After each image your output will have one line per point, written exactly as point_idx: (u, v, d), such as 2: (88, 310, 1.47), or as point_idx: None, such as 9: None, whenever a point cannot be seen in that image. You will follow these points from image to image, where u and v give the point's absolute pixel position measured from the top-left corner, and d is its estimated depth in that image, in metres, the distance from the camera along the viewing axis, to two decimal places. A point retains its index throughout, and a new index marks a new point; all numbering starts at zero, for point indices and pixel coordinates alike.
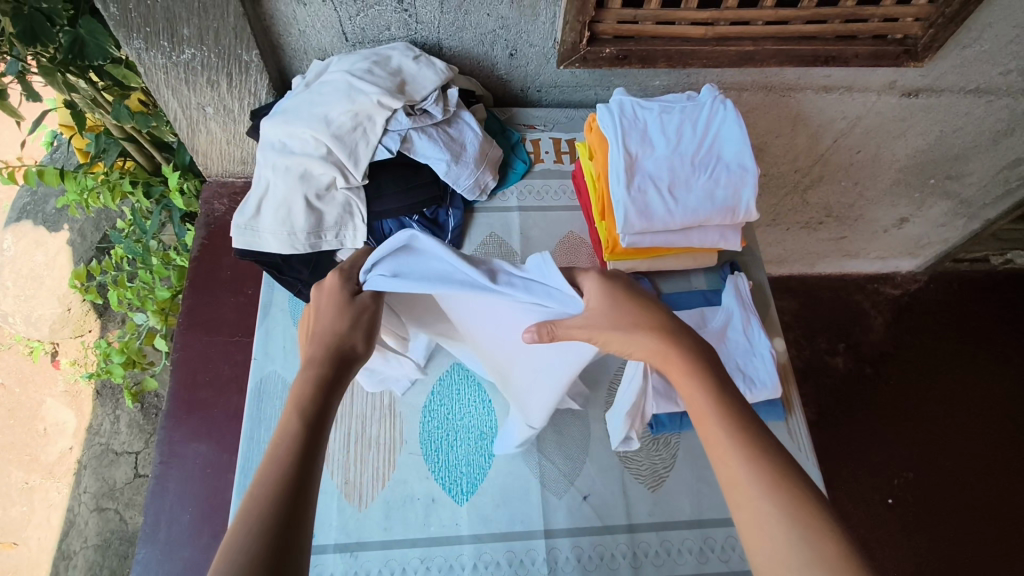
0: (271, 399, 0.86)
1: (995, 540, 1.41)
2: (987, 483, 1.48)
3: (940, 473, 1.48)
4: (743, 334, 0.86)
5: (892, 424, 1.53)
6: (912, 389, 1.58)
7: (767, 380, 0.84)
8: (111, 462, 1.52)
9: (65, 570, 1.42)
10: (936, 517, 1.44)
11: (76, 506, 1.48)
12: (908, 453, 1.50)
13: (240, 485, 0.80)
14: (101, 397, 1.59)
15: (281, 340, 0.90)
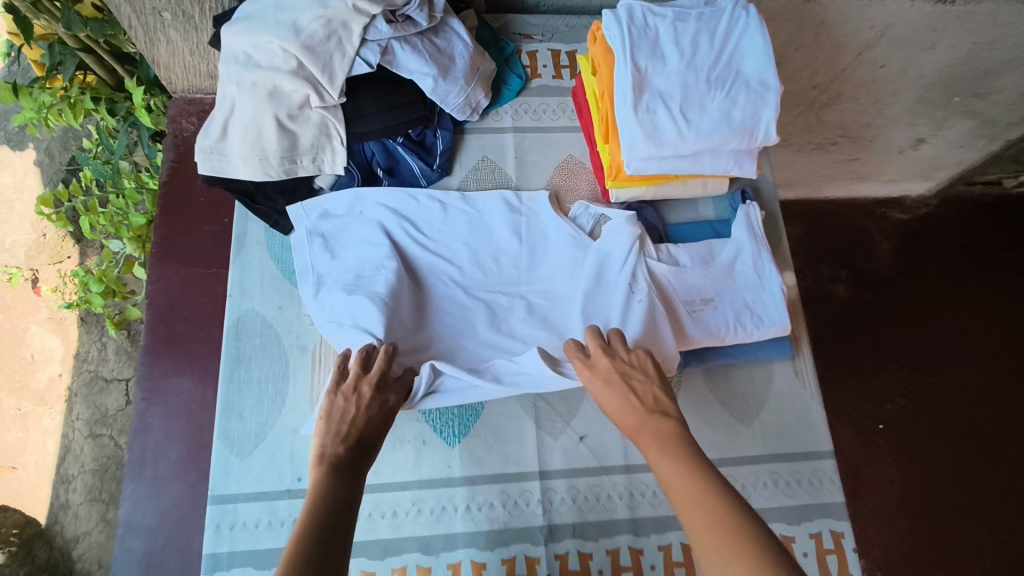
0: (250, 338, 0.80)
1: (985, 465, 1.42)
2: (982, 411, 1.47)
3: (936, 401, 1.48)
4: (752, 267, 0.81)
5: (891, 353, 1.52)
6: (914, 317, 1.55)
7: (776, 318, 0.79)
8: (102, 390, 1.47)
9: (65, 493, 1.40)
10: (929, 444, 1.44)
11: (71, 433, 1.44)
12: (905, 382, 1.49)
13: (221, 427, 0.76)
14: (87, 324, 1.51)
15: (258, 274, 0.84)
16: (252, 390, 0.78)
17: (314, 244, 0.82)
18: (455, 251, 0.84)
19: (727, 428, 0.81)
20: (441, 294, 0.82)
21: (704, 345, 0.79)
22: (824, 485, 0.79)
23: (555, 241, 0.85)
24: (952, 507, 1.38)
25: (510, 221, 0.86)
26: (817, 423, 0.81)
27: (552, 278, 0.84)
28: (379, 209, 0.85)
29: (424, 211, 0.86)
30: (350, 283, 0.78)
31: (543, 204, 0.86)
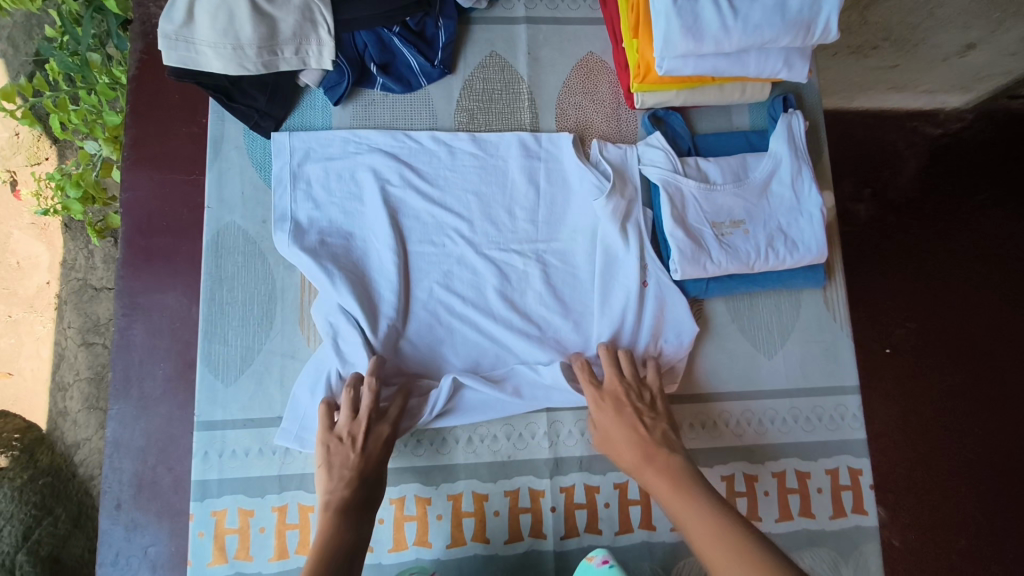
0: (231, 254, 0.73)
1: (992, 402, 1.34)
2: (999, 346, 1.36)
3: (957, 326, 1.38)
4: (789, 186, 0.73)
5: (911, 274, 1.40)
6: (942, 236, 1.42)
7: (812, 244, 0.71)
8: (93, 298, 1.23)
9: (63, 400, 1.20)
10: (939, 372, 1.35)
11: (63, 340, 1.21)
12: (921, 304, 1.39)
13: (204, 351, 0.71)
14: (71, 232, 1.24)
15: (239, 184, 0.75)
16: (236, 313, 0.72)
17: (297, 194, 0.73)
18: (461, 201, 0.75)
19: (747, 361, 0.75)
20: (444, 251, 0.74)
21: (729, 272, 0.72)
22: (846, 421, 0.75)
23: (567, 197, 0.77)
24: (957, 436, 1.32)
25: (526, 168, 0.77)
26: (844, 356, 0.76)
27: (572, 234, 0.76)
28: (373, 154, 0.75)
29: (426, 154, 0.76)
30: (340, 256, 0.71)
31: (565, 146, 0.77)
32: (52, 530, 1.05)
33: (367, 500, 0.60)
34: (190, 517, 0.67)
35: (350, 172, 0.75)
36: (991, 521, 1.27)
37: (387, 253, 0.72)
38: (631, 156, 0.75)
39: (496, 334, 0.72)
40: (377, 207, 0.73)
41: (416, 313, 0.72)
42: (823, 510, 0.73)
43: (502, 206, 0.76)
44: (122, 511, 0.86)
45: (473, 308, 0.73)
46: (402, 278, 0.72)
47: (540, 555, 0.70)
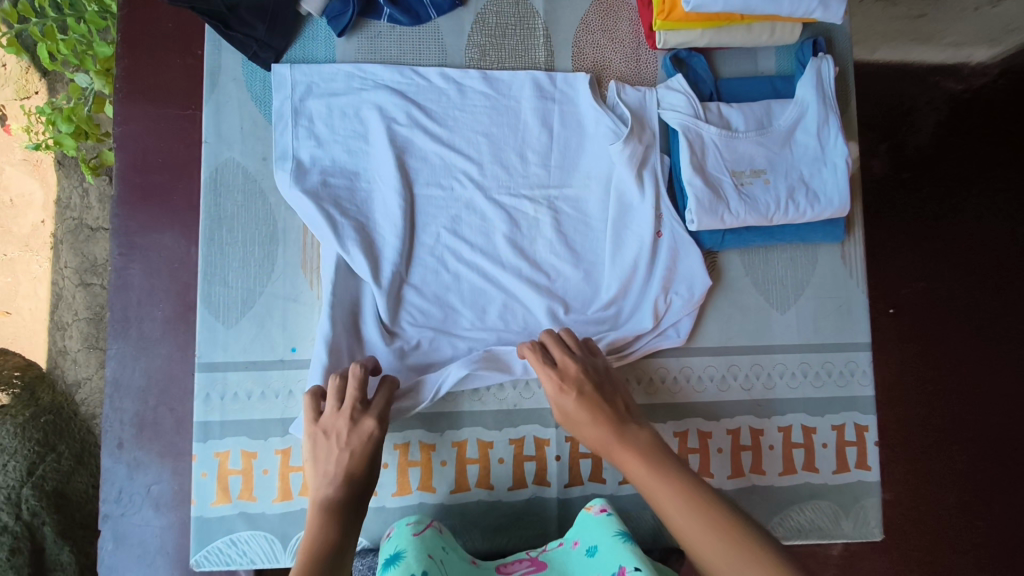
0: (230, 193, 0.70)
1: (993, 376, 1.23)
2: (1006, 315, 1.25)
3: (966, 285, 1.26)
4: (815, 135, 0.70)
5: (919, 230, 1.27)
6: (958, 186, 1.28)
7: (835, 197, 0.69)
8: (89, 238, 1.19)
9: (62, 340, 1.19)
10: (941, 334, 1.25)
11: (60, 280, 1.19)
12: (928, 261, 1.27)
13: (205, 292, 0.69)
14: (65, 169, 1.19)
15: (237, 118, 0.71)
16: (237, 254, 0.69)
17: (299, 131, 0.69)
18: (471, 143, 0.72)
19: (759, 314, 0.74)
20: (451, 196, 0.71)
21: (746, 225, 0.70)
22: (855, 377, 0.74)
23: (581, 141, 0.73)
24: (957, 402, 1.21)
25: (539, 109, 0.73)
26: (857, 312, 0.75)
27: (586, 180, 0.73)
28: (379, 91, 0.71)
29: (434, 91, 0.72)
30: (343, 199, 0.68)
31: (581, 87, 0.73)
32: (56, 466, 1.05)
33: (361, 496, 0.55)
34: (192, 458, 0.67)
35: (354, 109, 0.71)
36: (987, 489, 1.19)
37: (393, 196, 0.69)
38: (650, 99, 0.72)
39: (505, 282, 0.70)
40: (384, 147, 0.70)
41: (421, 260, 0.70)
42: (826, 465, 0.73)
43: (513, 150, 0.72)
44: (123, 449, 0.86)
45: (481, 255, 0.70)
46: (406, 221, 0.69)
47: (543, 503, 0.70)
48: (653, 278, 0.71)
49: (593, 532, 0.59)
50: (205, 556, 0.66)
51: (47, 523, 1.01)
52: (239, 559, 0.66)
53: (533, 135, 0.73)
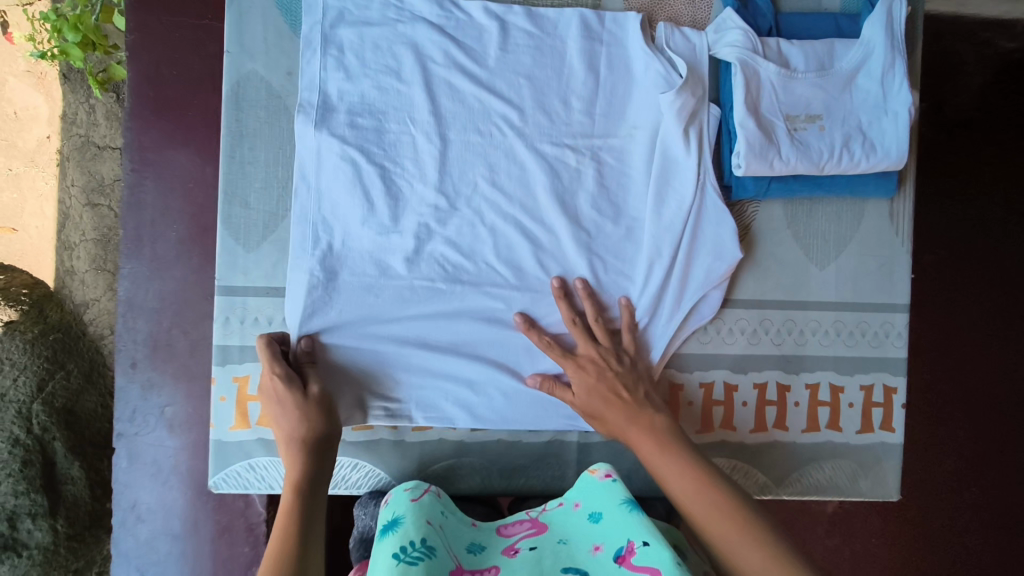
0: (253, 108, 0.66)
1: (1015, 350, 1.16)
2: None
3: (996, 251, 1.17)
4: (878, 80, 0.66)
5: (953, 192, 1.17)
6: (1002, 144, 1.18)
7: (892, 148, 0.66)
8: (95, 157, 1.13)
9: (69, 260, 1.13)
10: (962, 305, 1.16)
11: (67, 200, 1.13)
12: (959, 225, 1.17)
13: (224, 213, 0.66)
14: (70, 83, 1.11)
15: (261, 29, 0.66)
16: (258, 175, 0.66)
17: (329, 61, 0.65)
18: (513, 89, 0.67)
19: (796, 269, 0.71)
20: (491, 143, 0.67)
21: (795, 173, 0.67)
22: (889, 339, 0.72)
23: (627, 90, 0.69)
24: (972, 369, 1.15)
25: (584, 50, 0.68)
26: (898, 273, 0.72)
27: (631, 130, 0.69)
28: (416, 25, 0.66)
29: (474, 28, 0.67)
30: (370, 143, 0.65)
31: (630, 27, 0.68)
32: (66, 384, 1.05)
33: (323, 438, 0.59)
34: (211, 381, 0.65)
35: (386, 39, 0.66)
36: (993, 457, 1.14)
37: (428, 143, 0.66)
38: (701, 37, 0.68)
39: (540, 237, 0.67)
40: (416, 86, 0.66)
41: (457, 209, 0.66)
42: (850, 424, 0.72)
43: (557, 95, 0.68)
44: (137, 369, 0.86)
45: (519, 208, 0.67)
46: (438, 162, 0.66)
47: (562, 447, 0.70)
48: (698, 242, 0.68)
49: (597, 497, 0.60)
50: (224, 478, 0.66)
51: (57, 439, 1.01)
52: (257, 484, 0.66)
53: (577, 82, 0.68)
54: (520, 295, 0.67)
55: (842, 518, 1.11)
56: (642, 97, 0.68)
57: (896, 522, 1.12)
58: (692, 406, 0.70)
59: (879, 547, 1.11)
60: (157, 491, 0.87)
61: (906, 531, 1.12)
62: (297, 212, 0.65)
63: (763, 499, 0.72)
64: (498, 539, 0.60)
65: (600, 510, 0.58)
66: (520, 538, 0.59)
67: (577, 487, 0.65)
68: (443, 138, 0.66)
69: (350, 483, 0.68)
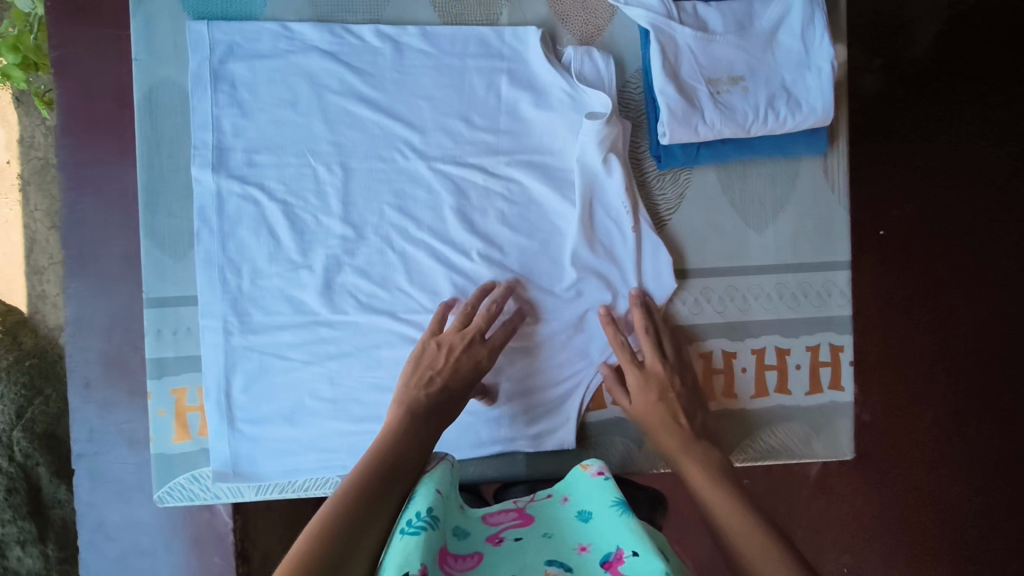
0: (168, 115, 0.65)
1: (984, 298, 1.15)
2: (1002, 231, 1.16)
3: (961, 202, 1.15)
4: (798, 36, 0.65)
5: (913, 149, 1.16)
6: (960, 94, 1.16)
7: (817, 104, 0.65)
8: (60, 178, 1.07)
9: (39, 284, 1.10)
10: (929, 259, 1.15)
11: (34, 225, 1.07)
12: (920, 179, 1.16)
13: (147, 224, 0.65)
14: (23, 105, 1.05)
15: (169, 33, 0.65)
16: (180, 182, 0.65)
17: (220, 97, 0.65)
18: (415, 115, 0.67)
19: (733, 235, 0.70)
20: (393, 164, 0.67)
21: (722, 137, 0.66)
22: (832, 297, 0.71)
23: (536, 112, 0.68)
24: (943, 320, 1.15)
25: (485, 69, 0.68)
26: (838, 229, 0.71)
27: (539, 147, 0.68)
28: (309, 55, 0.66)
29: (368, 52, 0.67)
30: (269, 179, 0.66)
31: (531, 40, 0.67)
32: (45, 410, 0.99)
33: (444, 410, 0.60)
34: (148, 395, 0.65)
35: (275, 67, 0.66)
36: (969, 406, 1.14)
37: (332, 175, 0.66)
38: (609, 66, 0.67)
39: (456, 262, 0.67)
40: (312, 115, 0.66)
41: (364, 238, 0.67)
42: (799, 386, 0.71)
43: (461, 114, 0.67)
44: (92, 389, 0.85)
45: (429, 231, 0.67)
46: (341, 193, 0.66)
47: (510, 440, 0.69)
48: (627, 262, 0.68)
49: (588, 497, 0.59)
50: (168, 492, 0.65)
51: (41, 465, 0.96)
52: (204, 494, 0.66)
53: (481, 106, 0.67)
54: None
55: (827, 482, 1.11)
56: (557, 121, 0.68)
57: (879, 478, 1.13)
58: None
59: (865, 505, 1.12)
60: (122, 510, 0.86)
61: (888, 487, 1.13)
62: (202, 256, 0.65)
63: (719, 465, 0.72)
64: (481, 526, 0.58)
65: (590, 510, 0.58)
66: (506, 527, 0.57)
67: (567, 482, 0.64)
68: (344, 169, 0.66)
69: (297, 485, 0.66)
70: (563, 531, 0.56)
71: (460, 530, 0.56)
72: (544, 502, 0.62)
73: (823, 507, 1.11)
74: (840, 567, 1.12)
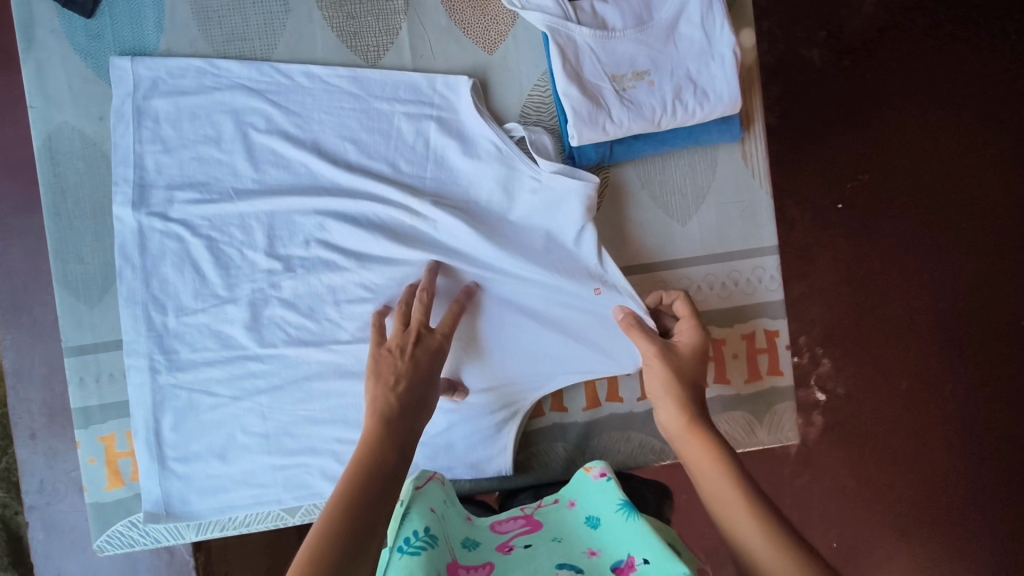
0: (70, 160, 0.64)
1: (949, 262, 1.13)
2: (959, 194, 1.13)
3: (920, 166, 1.12)
4: (699, 27, 0.65)
5: (871, 118, 1.12)
6: (910, 58, 1.12)
7: (724, 93, 0.65)
8: None
9: None
10: (894, 229, 1.12)
11: None
12: (878, 148, 1.12)
13: (59, 272, 0.64)
14: None
15: (63, 76, 0.64)
16: (88, 227, 0.64)
17: (143, 134, 0.63)
18: (336, 147, 0.66)
19: (659, 230, 0.70)
20: (306, 190, 0.65)
21: (633, 134, 0.65)
22: (763, 284, 0.71)
23: (467, 163, 0.66)
24: (908, 289, 1.12)
25: (413, 117, 0.66)
26: (761, 216, 0.71)
27: (467, 188, 0.67)
28: (234, 92, 0.64)
29: (288, 87, 0.65)
30: (194, 217, 0.64)
31: (462, 92, 0.66)
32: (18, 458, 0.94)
33: (418, 405, 0.55)
34: (76, 445, 0.64)
35: (182, 103, 0.64)
36: (941, 372, 1.12)
37: (252, 210, 0.64)
38: (543, 141, 0.65)
39: (386, 293, 0.66)
40: (230, 154, 0.64)
41: (294, 272, 0.65)
42: (738, 375, 0.71)
43: (386, 146, 0.66)
44: (38, 440, 0.78)
45: (354, 259, 0.65)
46: (261, 228, 0.65)
47: (452, 464, 0.67)
48: (587, 318, 0.66)
49: (593, 500, 0.58)
50: (107, 540, 0.65)
51: (20, 513, 0.93)
52: (143, 539, 0.65)
53: (407, 157, 0.66)
54: (363, 345, 0.66)
55: (812, 457, 1.10)
56: (485, 173, 0.66)
57: (859, 453, 1.10)
58: (575, 385, 0.70)
59: (847, 480, 1.10)
60: (81, 560, 0.78)
61: (873, 460, 1.10)
62: (124, 294, 0.63)
63: (664, 463, 0.71)
64: (490, 537, 0.58)
65: (597, 515, 0.56)
66: (514, 535, 0.57)
67: (574, 484, 0.62)
68: (269, 211, 0.65)
69: (238, 522, 0.66)
70: (572, 536, 0.55)
71: (468, 543, 0.57)
72: (551, 508, 0.61)
73: (807, 483, 1.09)
74: (831, 544, 1.09)
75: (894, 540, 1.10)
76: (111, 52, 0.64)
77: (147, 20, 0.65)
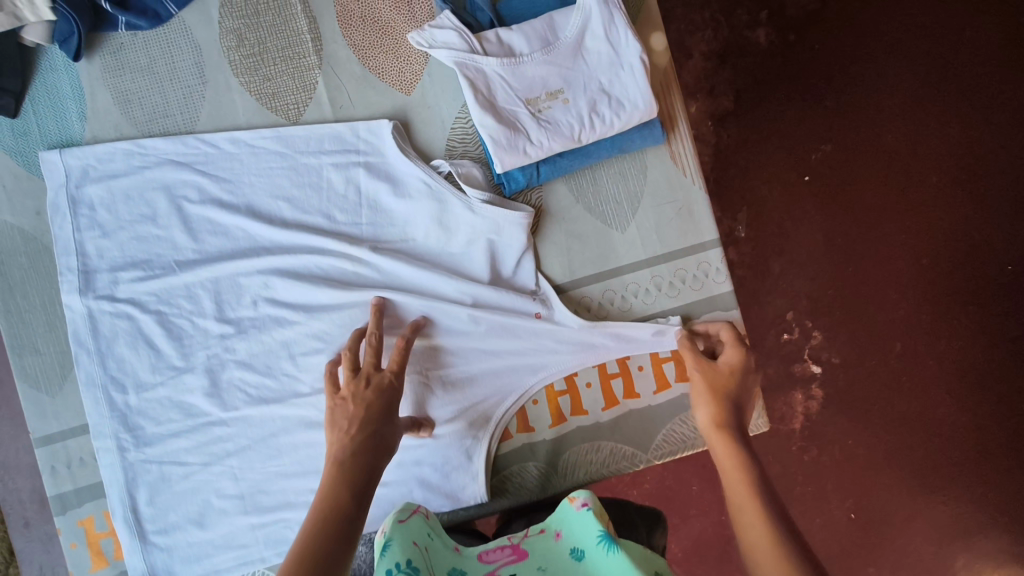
0: (13, 259, 0.66)
1: (929, 216, 1.07)
2: (926, 146, 1.08)
3: (883, 126, 1.07)
4: (604, 39, 0.66)
5: (826, 83, 1.07)
6: (855, 24, 1.08)
7: (639, 99, 0.66)
8: None
9: None
10: (866, 191, 1.07)
11: None
12: (838, 115, 1.07)
13: (17, 366, 0.66)
14: None
15: None
16: (39, 319, 0.66)
17: (81, 222, 0.65)
18: (269, 206, 0.67)
19: (599, 239, 0.71)
20: (246, 251, 0.66)
21: (557, 152, 0.66)
22: (709, 277, 0.72)
23: (398, 203, 0.67)
24: (891, 250, 1.06)
25: (340, 165, 0.68)
26: (698, 211, 0.72)
27: (403, 228, 0.68)
28: (163, 168, 0.66)
29: (215, 156, 0.67)
30: (141, 295, 0.66)
31: (385, 134, 0.68)
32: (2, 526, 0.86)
33: (380, 446, 0.54)
34: (56, 532, 0.65)
35: (115, 185, 0.66)
36: (936, 329, 1.07)
37: (196, 280, 0.66)
38: (474, 171, 0.67)
39: (338, 340, 0.66)
40: (167, 229, 0.66)
41: (245, 333, 0.66)
42: None
43: (320, 198, 0.67)
44: (33, 528, 0.75)
45: (301, 312, 0.66)
46: (208, 297, 0.66)
47: (427, 501, 0.67)
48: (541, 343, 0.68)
49: (578, 532, 0.56)
50: None
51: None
52: None
53: (340, 204, 0.67)
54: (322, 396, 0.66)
55: (815, 431, 1.04)
56: (417, 211, 0.67)
57: (869, 427, 1.05)
58: (538, 404, 0.71)
59: (860, 451, 1.04)
60: None
61: (880, 425, 1.05)
62: (83, 379, 0.65)
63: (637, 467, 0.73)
64: (477, 566, 0.57)
65: (582, 546, 0.54)
66: (501, 565, 0.57)
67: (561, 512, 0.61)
68: (212, 278, 0.66)
69: None
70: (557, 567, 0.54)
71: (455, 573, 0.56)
72: (539, 537, 0.60)
73: (817, 457, 1.04)
74: (847, 514, 1.03)
75: (914, 502, 1.05)
76: (39, 148, 0.66)
77: (69, 111, 0.67)
